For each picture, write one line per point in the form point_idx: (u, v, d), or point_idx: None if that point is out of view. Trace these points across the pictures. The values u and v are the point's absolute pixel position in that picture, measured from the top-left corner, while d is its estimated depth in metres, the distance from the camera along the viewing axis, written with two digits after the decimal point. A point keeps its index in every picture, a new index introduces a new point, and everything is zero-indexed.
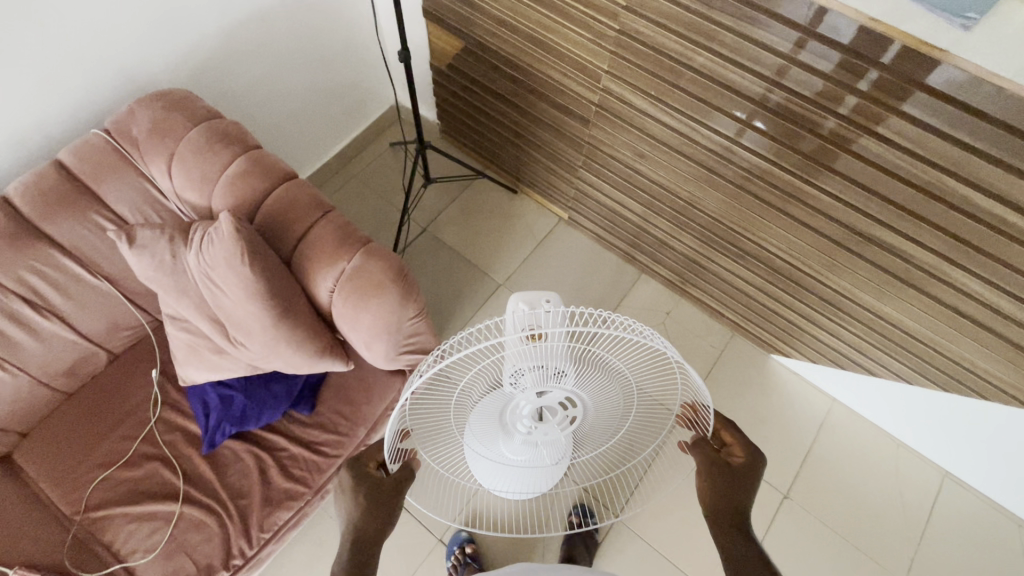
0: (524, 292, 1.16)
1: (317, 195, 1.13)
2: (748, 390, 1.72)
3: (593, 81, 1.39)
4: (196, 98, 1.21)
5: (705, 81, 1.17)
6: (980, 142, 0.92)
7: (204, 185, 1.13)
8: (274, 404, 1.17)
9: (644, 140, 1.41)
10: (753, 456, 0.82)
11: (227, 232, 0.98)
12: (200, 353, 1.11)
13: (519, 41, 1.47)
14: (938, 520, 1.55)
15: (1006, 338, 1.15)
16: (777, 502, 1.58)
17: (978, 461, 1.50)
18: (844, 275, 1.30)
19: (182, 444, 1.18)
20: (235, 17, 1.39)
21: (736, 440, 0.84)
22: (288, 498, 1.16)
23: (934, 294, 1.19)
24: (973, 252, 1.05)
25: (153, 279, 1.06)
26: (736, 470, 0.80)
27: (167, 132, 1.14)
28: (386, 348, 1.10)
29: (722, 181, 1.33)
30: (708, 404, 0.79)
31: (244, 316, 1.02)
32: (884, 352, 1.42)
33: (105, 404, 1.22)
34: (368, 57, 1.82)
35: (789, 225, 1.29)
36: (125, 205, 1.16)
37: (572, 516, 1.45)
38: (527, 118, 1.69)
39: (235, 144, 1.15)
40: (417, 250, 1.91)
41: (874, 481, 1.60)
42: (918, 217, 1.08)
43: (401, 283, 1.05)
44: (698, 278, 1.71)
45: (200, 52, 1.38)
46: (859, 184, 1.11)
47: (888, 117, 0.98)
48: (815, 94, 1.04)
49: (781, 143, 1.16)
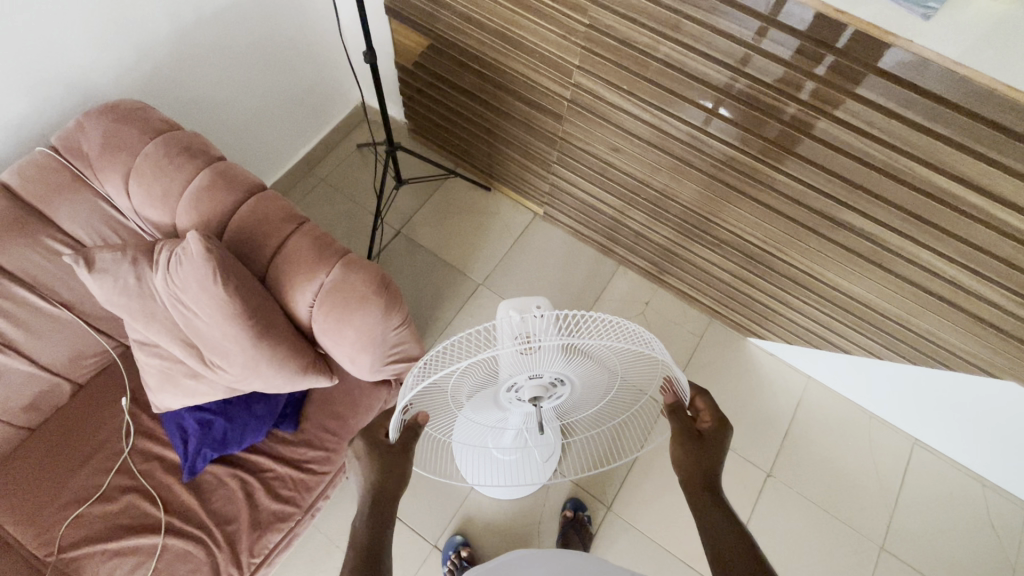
0: (511, 299, 1.12)
1: (290, 208, 1.09)
2: (727, 373, 1.77)
3: (564, 75, 1.38)
4: (151, 108, 1.14)
5: (674, 73, 1.17)
6: (936, 125, 0.95)
7: (166, 203, 1.07)
8: (257, 425, 1.13)
9: (618, 134, 1.41)
10: (720, 424, 0.82)
11: (197, 253, 0.93)
12: (175, 379, 1.06)
13: (485, 37, 1.44)
14: (909, 485, 1.63)
15: (967, 312, 1.20)
16: (761, 481, 1.63)
17: (945, 426, 1.58)
18: (814, 257, 1.34)
19: (160, 474, 1.13)
20: (186, 18, 1.32)
21: (707, 406, 0.84)
22: (276, 520, 1.12)
23: (902, 274, 1.23)
24: (933, 230, 1.09)
25: (118, 304, 1.01)
26: (704, 439, 0.81)
27: (122, 146, 1.07)
28: (372, 360, 1.08)
29: (695, 172, 1.35)
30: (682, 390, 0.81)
31: (220, 337, 0.98)
32: (855, 330, 1.47)
33: (72, 438, 1.15)
34: (327, 58, 1.75)
35: (760, 212, 1.32)
36: (80, 227, 1.09)
37: (567, 509, 1.47)
38: (498, 116, 1.67)
39: (197, 156, 1.09)
40: (393, 253, 1.88)
41: (851, 453, 1.67)
42: (885, 201, 1.11)
43: (384, 293, 1.02)
44: (674, 267, 1.74)
45: (150, 58, 1.31)
46: (829, 171, 1.13)
47: (846, 101, 1.00)
48: (776, 81, 1.06)
49: (748, 131, 1.18)
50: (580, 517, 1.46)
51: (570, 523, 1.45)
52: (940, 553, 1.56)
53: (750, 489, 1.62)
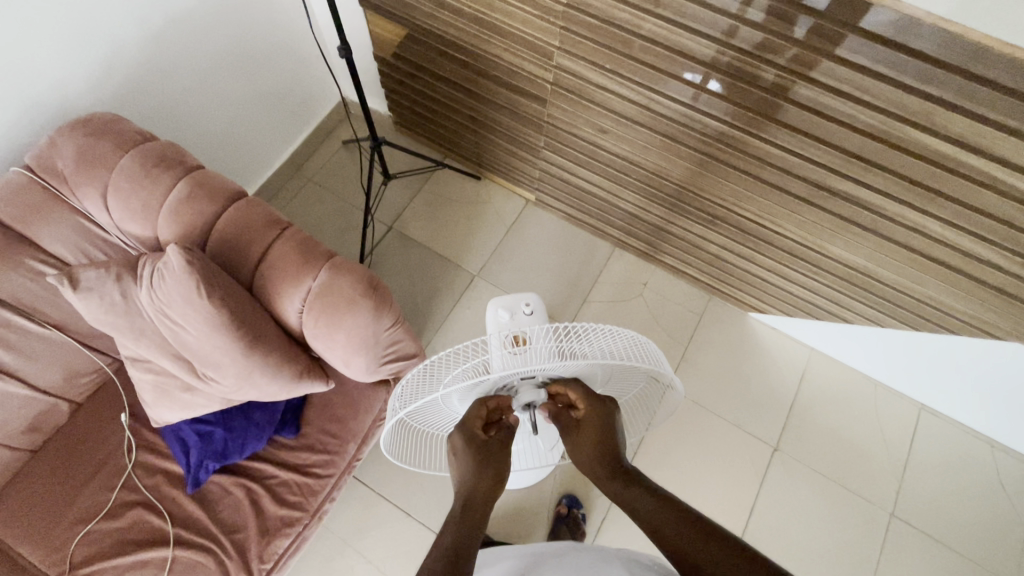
0: (499, 297, 1.07)
1: (273, 213, 1.07)
2: (731, 349, 1.76)
3: (546, 58, 1.34)
4: (123, 120, 1.12)
5: (653, 48, 1.14)
6: (930, 87, 0.91)
7: (146, 216, 1.05)
8: (258, 433, 1.13)
9: (605, 115, 1.38)
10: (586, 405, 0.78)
11: (179, 267, 0.91)
12: (169, 393, 1.05)
13: (462, 23, 1.40)
14: (917, 451, 1.63)
15: (970, 276, 1.18)
16: (767, 455, 1.63)
17: (951, 391, 1.57)
18: (813, 229, 1.31)
19: (165, 487, 1.13)
20: (155, 24, 1.28)
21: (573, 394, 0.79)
22: (284, 525, 1.13)
23: (901, 242, 1.20)
24: (934, 196, 1.06)
25: (105, 322, 1.00)
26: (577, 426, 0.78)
27: (96, 162, 1.05)
28: (367, 362, 1.07)
29: (686, 149, 1.32)
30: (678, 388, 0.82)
31: (210, 350, 0.97)
32: (857, 300, 1.46)
33: (75, 457, 1.15)
34: (303, 55, 1.71)
35: (756, 186, 1.29)
36: (64, 247, 1.08)
37: (561, 506, 1.47)
38: (482, 103, 1.63)
39: (174, 166, 1.07)
40: (385, 250, 1.86)
41: (858, 424, 1.66)
42: (882, 169, 1.08)
43: (372, 294, 1.01)
44: (668, 245, 1.72)
45: (122, 68, 1.28)
46: (822, 141, 1.10)
47: (836, 67, 0.96)
48: (763, 50, 1.02)
49: (737, 104, 1.14)
50: (575, 513, 1.46)
51: (562, 519, 1.46)
52: (952, 517, 1.55)
53: (758, 465, 1.62)
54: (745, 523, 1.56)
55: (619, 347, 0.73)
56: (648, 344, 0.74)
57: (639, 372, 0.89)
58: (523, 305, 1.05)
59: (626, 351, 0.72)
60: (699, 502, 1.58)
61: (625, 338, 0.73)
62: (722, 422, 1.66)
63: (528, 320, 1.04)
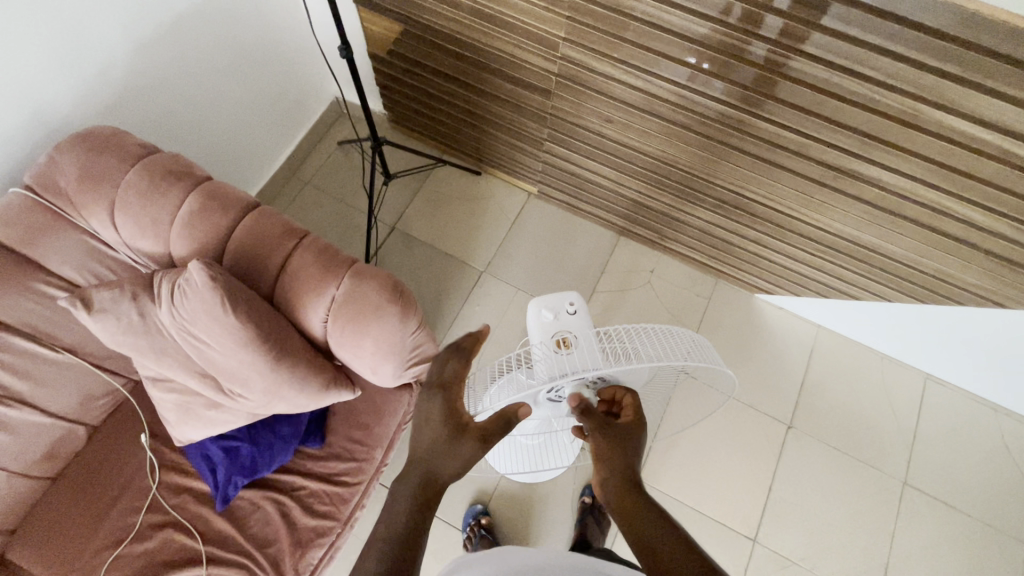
0: (541, 297, 1.04)
1: (289, 222, 1.06)
2: (741, 331, 1.77)
3: (550, 49, 1.32)
4: (124, 133, 1.09)
5: (661, 35, 1.13)
6: (945, 64, 0.91)
7: (157, 232, 1.02)
8: (285, 446, 1.11)
9: (611, 105, 1.36)
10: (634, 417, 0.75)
11: (202, 283, 0.90)
12: (193, 411, 1.03)
13: (461, 16, 1.37)
14: (926, 420, 1.67)
15: (979, 249, 1.20)
16: (782, 433, 1.65)
17: (957, 360, 1.60)
18: (822, 209, 1.32)
19: (192, 505, 1.11)
20: (145, 31, 1.24)
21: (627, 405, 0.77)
22: (317, 535, 1.11)
23: (913, 217, 1.21)
24: (946, 171, 1.07)
25: (123, 342, 0.97)
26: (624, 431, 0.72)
27: (101, 178, 1.02)
28: (395, 368, 1.06)
29: (694, 135, 1.31)
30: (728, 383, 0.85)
31: (237, 365, 0.95)
32: (866, 277, 1.48)
33: (96, 481, 1.12)
34: (293, 56, 1.67)
35: (766, 169, 1.29)
36: (71, 268, 1.04)
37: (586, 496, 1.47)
38: (482, 97, 1.61)
39: (183, 179, 1.04)
40: (390, 250, 1.83)
41: (868, 397, 1.69)
42: (895, 147, 1.08)
43: (398, 299, 1.00)
44: (674, 232, 1.72)
45: (113, 78, 1.23)
46: (834, 121, 1.10)
47: (850, 47, 0.96)
48: (775, 33, 1.01)
49: (748, 89, 1.14)
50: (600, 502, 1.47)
51: (588, 510, 1.45)
52: (961, 483, 1.60)
53: (774, 443, 1.64)
54: (764, 501, 1.58)
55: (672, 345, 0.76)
56: (698, 340, 0.78)
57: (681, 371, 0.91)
58: (566, 304, 1.03)
59: (681, 348, 0.75)
60: (718, 483, 1.60)
61: (675, 336, 0.77)
62: (736, 403, 1.68)
63: (573, 320, 1.02)
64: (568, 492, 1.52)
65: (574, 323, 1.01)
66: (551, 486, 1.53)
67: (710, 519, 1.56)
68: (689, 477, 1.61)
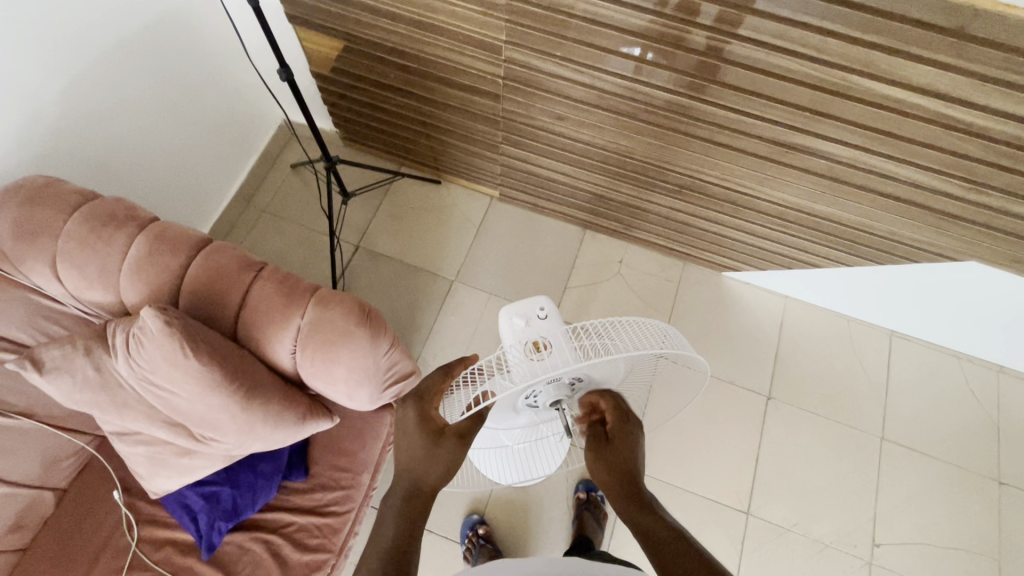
0: (513, 304, 1.02)
1: (245, 256, 1.03)
2: (713, 309, 1.81)
3: (494, 54, 1.32)
4: (61, 181, 1.04)
5: (601, 30, 1.13)
6: (869, 36, 0.95)
7: (105, 281, 0.98)
8: (267, 484, 1.09)
9: (561, 103, 1.37)
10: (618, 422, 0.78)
11: (158, 330, 0.87)
12: (165, 461, 0.99)
13: (402, 28, 1.35)
14: (896, 374, 1.73)
15: (923, 207, 1.25)
16: (762, 404, 1.69)
17: (919, 315, 1.67)
18: (775, 184, 1.35)
19: (177, 557, 1.07)
20: (70, 71, 1.19)
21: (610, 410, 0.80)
22: (311, 570, 1.08)
23: (860, 184, 1.25)
24: (883, 137, 1.11)
25: (83, 400, 0.93)
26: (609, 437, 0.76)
27: (39, 232, 0.98)
28: (372, 392, 1.03)
29: (644, 125, 1.33)
30: (703, 367, 0.86)
31: (205, 409, 0.92)
32: (823, 244, 1.52)
33: (70, 547, 1.07)
34: (233, 82, 1.62)
35: (717, 151, 1.31)
36: (17, 328, 1.00)
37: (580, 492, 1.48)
38: (432, 106, 1.60)
39: (127, 223, 1.01)
40: (357, 270, 1.80)
41: (840, 359, 1.75)
42: (835, 118, 1.11)
43: (366, 322, 0.98)
44: (637, 221, 1.74)
45: (41, 124, 1.17)
46: (774, 99, 1.13)
47: (780, 27, 0.98)
48: (711, 20, 1.02)
49: (688, 75, 1.16)
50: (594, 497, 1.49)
51: (584, 505, 1.46)
52: (934, 431, 1.66)
53: (756, 414, 1.68)
54: (754, 474, 1.62)
55: (643, 335, 0.77)
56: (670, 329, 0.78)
57: (654, 364, 0.92)
58: (537, 309, 1.02)
59: (653, 337, 0.76)
60: (707, 462, 1.63)
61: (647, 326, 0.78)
62: (717, 381, 1.71)
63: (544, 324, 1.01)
64: (562, 491, 1.53)
65: (546, 326, 1.00)
66: (545, 487, 1.53)
67: (703, 498, 1.59)
68: (677, 460, 1.63)
